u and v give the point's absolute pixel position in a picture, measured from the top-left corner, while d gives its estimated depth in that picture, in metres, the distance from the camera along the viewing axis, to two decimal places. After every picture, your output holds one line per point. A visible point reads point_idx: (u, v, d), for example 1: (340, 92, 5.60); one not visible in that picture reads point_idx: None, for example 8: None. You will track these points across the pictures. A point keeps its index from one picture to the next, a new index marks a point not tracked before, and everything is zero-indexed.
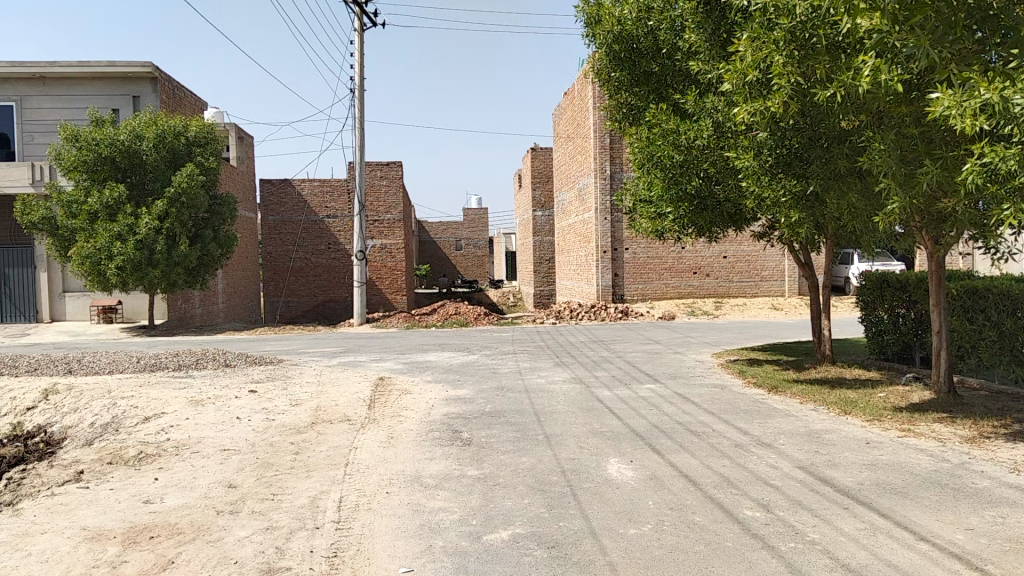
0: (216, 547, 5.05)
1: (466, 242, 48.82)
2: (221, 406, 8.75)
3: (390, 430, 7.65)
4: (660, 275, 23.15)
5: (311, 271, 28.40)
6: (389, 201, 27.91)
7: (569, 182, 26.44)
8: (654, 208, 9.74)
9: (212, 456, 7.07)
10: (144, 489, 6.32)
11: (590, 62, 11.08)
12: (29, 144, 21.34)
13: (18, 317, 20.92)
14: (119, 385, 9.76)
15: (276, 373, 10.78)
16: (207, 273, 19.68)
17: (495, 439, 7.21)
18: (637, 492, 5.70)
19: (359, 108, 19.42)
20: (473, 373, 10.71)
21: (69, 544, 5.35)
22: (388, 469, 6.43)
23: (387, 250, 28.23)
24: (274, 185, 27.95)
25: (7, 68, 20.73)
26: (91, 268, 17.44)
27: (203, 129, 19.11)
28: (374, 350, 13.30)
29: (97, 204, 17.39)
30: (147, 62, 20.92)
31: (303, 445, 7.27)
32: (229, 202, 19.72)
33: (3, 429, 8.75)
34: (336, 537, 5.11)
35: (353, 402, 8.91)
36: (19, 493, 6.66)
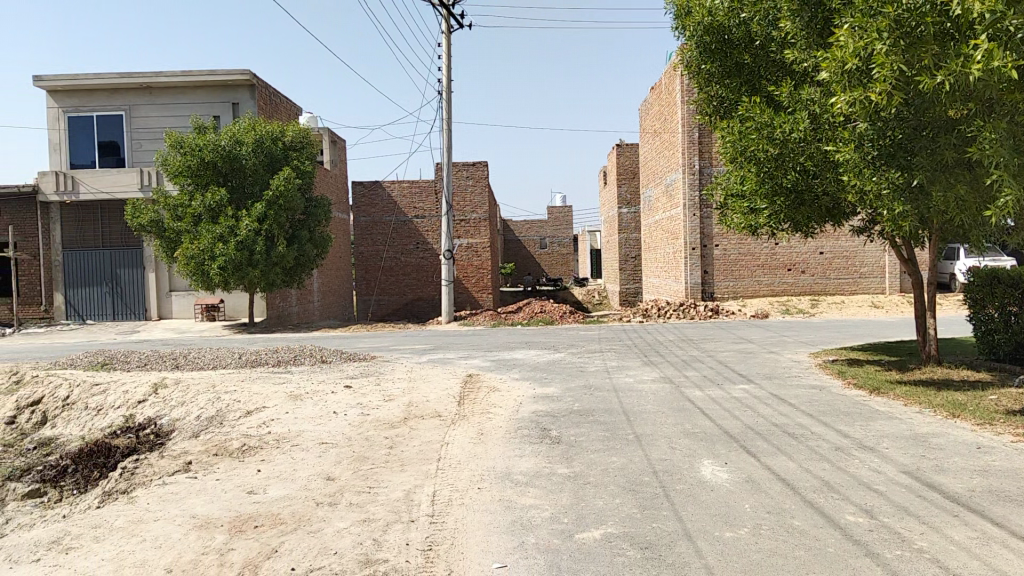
0: (316, 538, 5.23)
1: (550, 240, 48.91)
2: (319, 401, 9.02)
3: (480, 427, 7.72)
4: (751, 272, 22.59)
5: (400, 270, 28.98)
6: (475, 200, 28.18)
7: (656, 178, 26.09)
8: (747, 203, 9.49)
9: (311, 449, 7.30)
10: (248, 480, 6.59)
11: (679, 55, 10.89)
12: (137, 151, 22.57)
13: (129, 315, 22.18)
14: (223, 380, 10.20)
15: (369, 369, 11.05)
16: (303, 273, 20.36)
17: (584, 438, 7.18)
18: (732, 495, 5.57)
19: (447, 110, 19.68)
20: (561, 371, 10.69)
21: (180, 530, 5.63)
22: (480, 465, 6.50)
23: (473, 249, 28.54)
24: (365, 187, 28.68)
25: (118, 79, 21.97)
26: (195, 268, 18.29)
27: (298, 134, 19.79)
28: (463, 348, 13.46)
29: (201, 208, 18.22)
30: (245, 71, 21.87)
31: (396, 440, 7.43)
32: (323, 204, 20.36)
33: (117, 421, 9.24)
34: (431, 531, 5.20)
35: (443, 398, 9.03)
36: (133, 482, 7.06)
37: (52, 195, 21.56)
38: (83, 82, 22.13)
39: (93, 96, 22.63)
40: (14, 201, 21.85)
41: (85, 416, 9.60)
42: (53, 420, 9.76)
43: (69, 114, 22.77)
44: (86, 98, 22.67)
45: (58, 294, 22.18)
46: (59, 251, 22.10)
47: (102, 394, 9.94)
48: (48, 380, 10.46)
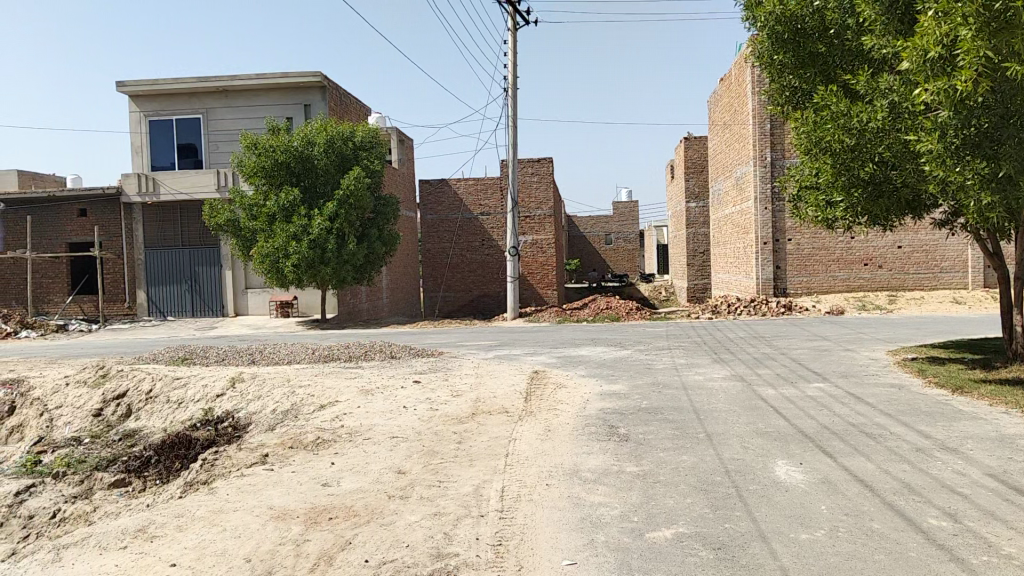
0: (388, 531, 5.32)
1: (616, 236, 48.64)
2: (389, 396, 9.18)
3: (548, 424, 7.72)
4: (826, 268, 21.98)
5: (466, 267, 29.22)
6: (540, 197, 28.19)
7: (726, 171, 25.61)
8: (823, 196, 9.23)
9: (382, 443, 7.43)
10: (322, 473, 6.75)
11: (750, 46, 10.67)
12: (215, 153, 23.36)
13: (207, 311, 22.95)
14: (297, 375, 10.47)
15: (437, 364, 11.19)
16: (373, 270, 20.74)
17: (653, 436, 7.11)
18: (808, 496, 5.44)
19: (512, 106, 19.73)
20: (628, 368, 10.60)
21: (259, 521, 5.80)
22: (548, 461, 6.51)
23: (538, 246, 28.56)
24: (431, 185, 29.04)
25: (195, 83, 22.73)
26: (270, 266, 18.78)
27: (367, 134, 20.15)
28: (529, 344, 13.49)
29: (275, 207, 18.71)
30: (315, 72, 22.38)
31: (465, 435, 7.49)
32: (391, 202, 20.68)
33: (196, 414, 9.57)
34: (501, 526, 5.23)
35: (511, 394, 9.06)
36: (213, 473, 7.33)
37: (134, 196, 22.50)
38: (163, 87, 22.94)
39: (172, 99, 23.45)
40: (100, 203, 22.90)
41: (167, 410, 9.96)
42: (137, 412, 10.16)
43: (149, 118, 23.60)
44: (165, 102, 23.49)
45: (140, 292, 23.10)
46: (141, 250, 23.00)
47: (182, 388, 10.30)
48: (132, 374, 10.88)
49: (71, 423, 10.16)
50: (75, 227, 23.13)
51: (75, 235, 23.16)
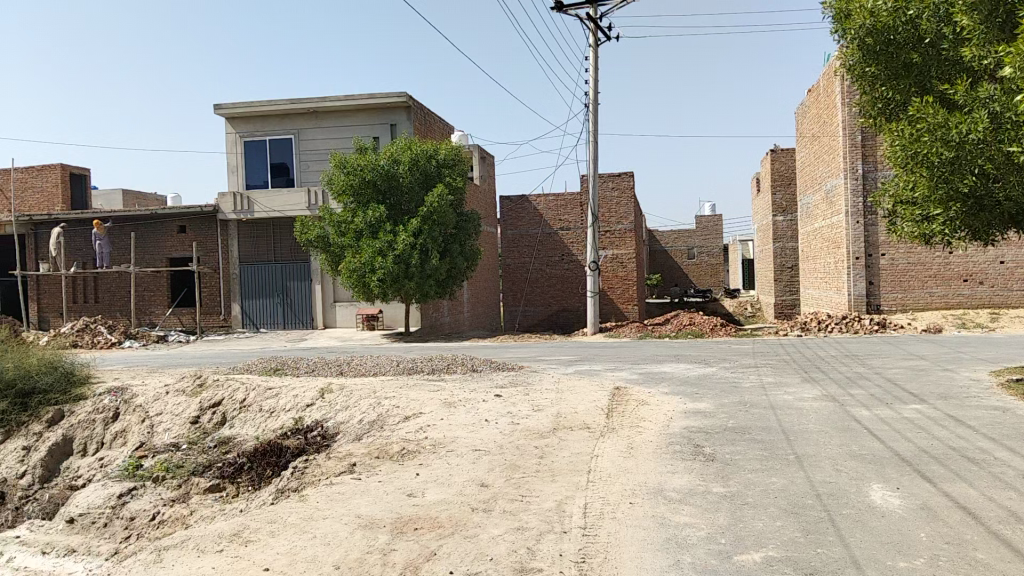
0: (472, 543, 5.38)
1: (699, 251, 47.91)
2: (471, 409, 9.27)
3: (631, 441, 7.65)
4: (922, 283, 21.09)
5: (546, 282, 29.30)
6: (621, 211, 28.06)
7: (815, 184, 24.90)
8: (919, 210, 8.92)
9: (465, 456, 7.52)
10: (407, 484, 6.88)
11: (839, 58, 10.39)
12: (305, 172, 24.22)
13: (297, 323, 23.72)
14: (383, 386, 10.71)
15: (517, 379, 11.25)
16: (455, 285, 21.03)
17: (741, 456, 6.96)
18: (906, 523, 5.22)
19: (594, 121, 19.74)
20: (713, 386, 10.41)
21: (347, 529, 5.96)
22: (632, 479, 6.44)
23: (619, 260, 28.40)
24: (512, 201, 29.30)
25: (287, 105, 23.65)
26: (357, 280, 19.28)
27: (450, 152, 20.47)
28: (611, 360, 13.40)
29: (362, 224, 19.22)
30: (401, 92, 22.96)
31: (547, 450, 7.50)
32: (473, 218, 20.94)
33: (287, 423, 9.89)
34: (584, 543, 5.21)
35: (592, 410, 9.03)
36: (304, 481, 7.62)
37: (230, 213, 23.49)
38: (257, 109, 23.92)
39: (265, 121, 24.43)
40: (198, 220, 24.04)
41: (259, 418, 10.32)
42: (232, 420, 10.56)
43: (245, 139, 24.63)
44: (259, 124, 24.49)
45: (234, 304, 24.07)
46: (235, 265, 23.97)
47: (274, 397, 10.66)
48: (227, 384, 11.32)
49: (171, 430, 10.64)
50: (175, 243, 24.34)
51: (175, 251, 24.37)
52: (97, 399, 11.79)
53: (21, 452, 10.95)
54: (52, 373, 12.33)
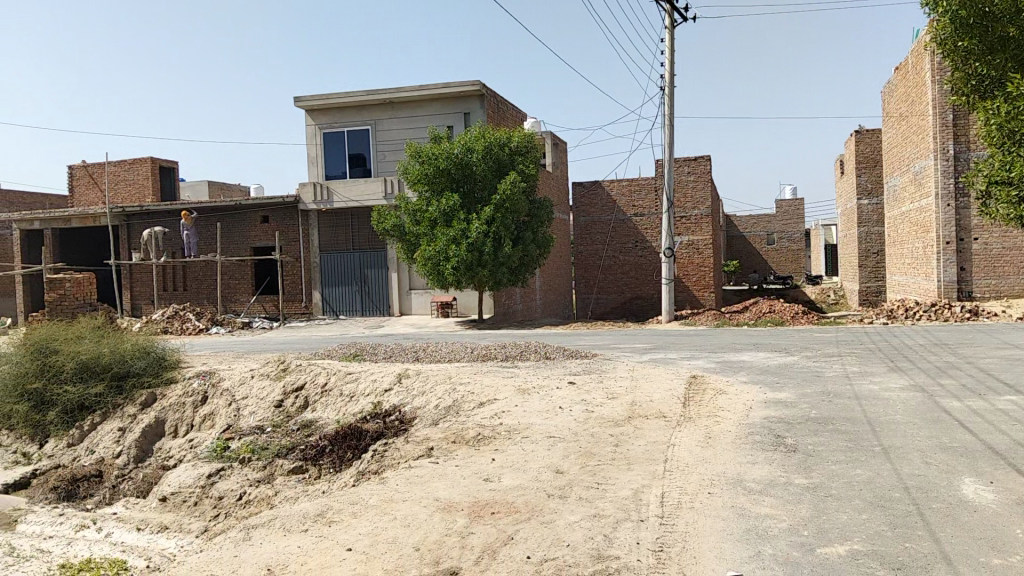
0: (549, 529, 5.42)
1: (779, 236, 46.69)
2: (546, 395, 9.31)
3: (709, 431, 7.54)
4: (1018, 269, 20.04)
5: (619, 269, 29.09)
6: (697, 196, 27.55)
7: (902, 166, 23.89)
8: (1015, 191, 8.42)
9: (540, 442, 7.56)
10: (483, 468, 6.97)
11: (930, 33, 9.91)
12: (382, 162, 24.64)
13: (375, 311, 24.24)
14: (458, 372, 10.85)
15: (591, 366, 11.22)
16: (528, 272, 21.10)
17: (824, 447, 6.79)
18: (1001, 518, 5.01)
19: (670, 105, 19.43)
20: (794, 376, 10.16)
21: (426, 512, 6.09)
22: (710, 469, 6.36)
23: (695, 247, 27.95)
24: (585, 187, 29.11)
25: (365, 96, 24.09)
26: (432, 268, 19.57)
27: (523, 139, 20.44)
28: (687, 348, 13.24)
29: (437, 212, 19.46)
30: (475, 80, 23.07)
31: (622, 439, 7.47)
32: (545, 206, 20.93)
33: (366, 407, 10.13)
34: (662, 532, 5.19)
35: (668, 399, 8.95)
36: (384, 464, 7.92)
37: (310, 204, 24.12)
38: (336, 100, 24.42)
39: (344, 113, 24.93)
40: (281, 210, 24.75)
41: (340, 402, 10.59)
42: (313, 404, 10.86)
43: (324, 130, 25.18)
44: (338, 115, 25.00)
45: (315, 292, 24.72)
46: (316, 254, 24.60)
47: (353, 382, 10.93)
48: (309, 369, 11.65)
49: (256, 413, 11.03)
50: (259, 232, 25.15)
51: (258, 240, 25.16)
52: (186, 383, 12.33)
53: (118, 433, 11.56)
54: (145, 358, 12.94)
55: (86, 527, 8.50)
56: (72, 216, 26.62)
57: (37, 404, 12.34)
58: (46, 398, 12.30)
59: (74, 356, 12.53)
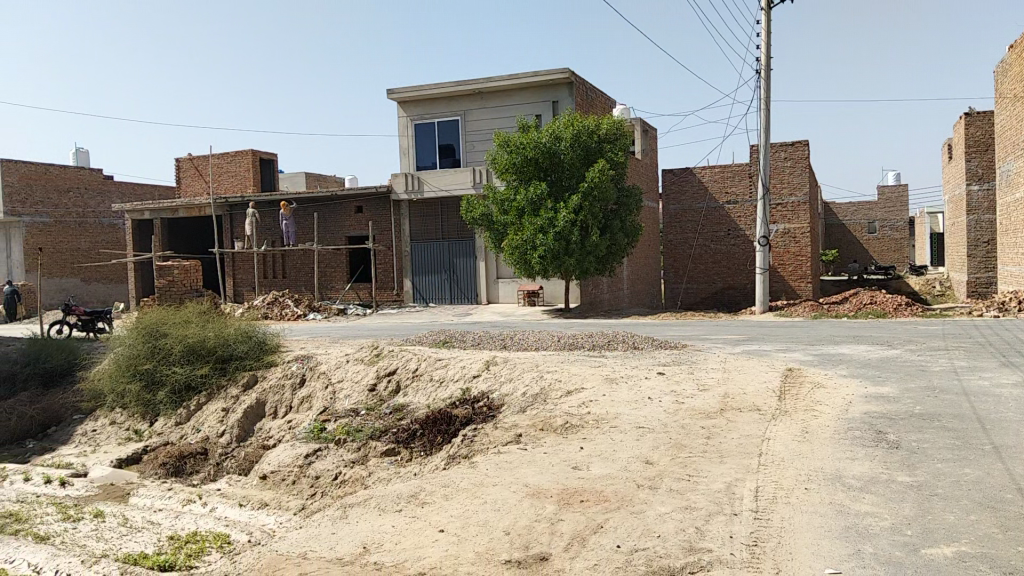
0: (639, 519, 5.41)
1: (881, 224, 44.79)
2: (633, 385, 9.26)
3: (805, 425, 7.34)
4: None
5: (710, 258, 28.57)
6: (794, 183, 26.71)
7: (1016, 150, 22.54)
8: None
9: (629, 432, 7.53)
10: (572, 456, 7.00)
11: None
12: (471, 152, 24.90)
13: (463, 299, 24.60)
14: (545, 360, 10.90)
15: (681, 357, 11.06)
16: (615, 261, 20.96)
17: (928, 444, 6.52)
18: None
19: (765, 88, 18.87)
20: (897, 370, 9.76)
21: (516, 497, 6.18)
22: (806, 464, 6.20)
23: (790, 235, 27.15)
24: (676, 174, 28.62)
25: (455, 87, 24.41)
26: (519, 257, 19.72)
27: (612, 126, 20.23)
28: (782, 340, 12.90)
29: (524, 201, 19.55)
30: (564, 68, 22.99)
31: (714, 431, 7.35)
32: (634, 194, 20.72)
33: (455, 393, 10.31)
34: (756, 526, 5.11)
35: (763, 392, 8.75)
36: (474, 449, 8.08)
37: (402, 194, 24.64)
38: (427, 92, 24.85)
39: (434, 104, 25.30)
40: (373, 200, 25.37)
41: (430, 387, 10.80)
42: (405, 388, 11.10)
43: (415, 121, 25.65)
44: (428, 106, 25.39)
45: (405, 280, 25.27)
46: (407, 243, 25.14)
47: (443, 368, 11.14)
48: (400, 354, 11.91)
49: (351, 396, 11.36)
50: (353, 222, 25.84)
51: (352, 230, 25.88)
52: (285, 366, 12.82)
53: (222, 413, 12.17)
54: (247, 342, 13.52)
55: (192, 502, 9.01)
56: (179, 207, 27.99)
57: (149, 384, 13.10)
58: (157, 378, 13.04)
59: (182, 340, 13.26)
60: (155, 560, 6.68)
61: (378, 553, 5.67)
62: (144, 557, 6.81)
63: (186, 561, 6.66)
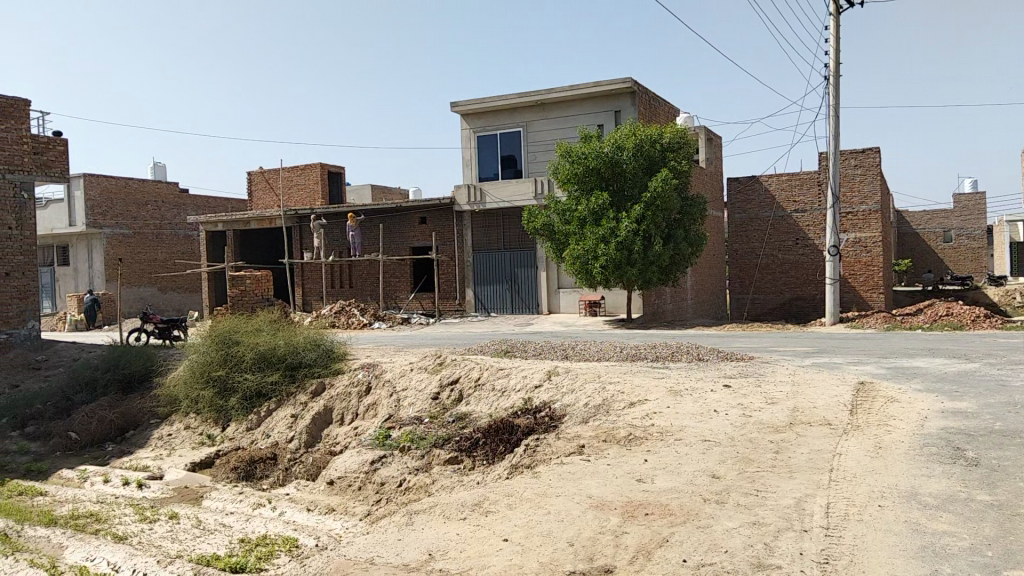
0: (706, 533, 5.36)
1: (957, 233, 43.27)
2: (699, 398, 9.15)
3: (878, 440, 7.16)
4: None
5: (778, 268, 28.01)
6: (865, 190, 26.00)
7: None
8: None
9: (694, 445, 7.46)
10: (636, 469, 6.97)
11: None
12: (533, 163, 25.04)
13: (525, 309, 24.70)
14: (607, 371, 10.87)
15: (748, 369, 10.88)
16: (679, 271, 20.74)
17: (1010, 462, 6.27)
18: None
19: (834, 94, 18.46)
20: (976, 384, 9.39)
21: (579, 508, 6.19)
22: (880, 481, 6.05)
23: (862, 244, 26.44)
24: (741, 182, 28.19)
25: (517, 99, 24.62)
26: (581, 267, 19.72)
27: (676, 135, 20.04)
28: (853, 352, 12.56)
29: (586, 211, 19.56)
30: (626, 78, 22.94)
31: (783, 446, 7.22)
32: (699, 202, 20.48)
33: (517, 403, 10.35)
34: (827, 543, 5.01)
35: (833, 405, 8.54)
36: (536, 459, 8.13)
37: (465, 205, 24.93)
38: (490, 104, 25.13)
39: (496, 116, 25.55)
40: (437, 211, 25.71)
41: (492, 397, 10.86)
42: (467, 397, 11.20)
43: (477, 133, 25.95)
44: (491, 119, 25.65)
45: (468, 290, 25.50)
46: (470, 253, 25.38)
47: (505, 377, 11.19)
48: (463, 363, 12.04)
49: (414, 404, 11.52)
50: (417, 232, 26.24)
51: (416, 240, 26.26)
52: (352, 374, 13.10)
53: (291, 419, 12.49)
54: (315, 350, 13.88)
55: (262, 506, 9.27)
56: (251, 218, 28.85)
57: (221, 390, 13.54)
58: (229, 385, 13.48)
59: (254, 348, 13.72)
60: (226, 562, 6.90)
61: (443, 560, 5.75)
62: (216, 559, 7.04)
63: (256, 564, 6.86)
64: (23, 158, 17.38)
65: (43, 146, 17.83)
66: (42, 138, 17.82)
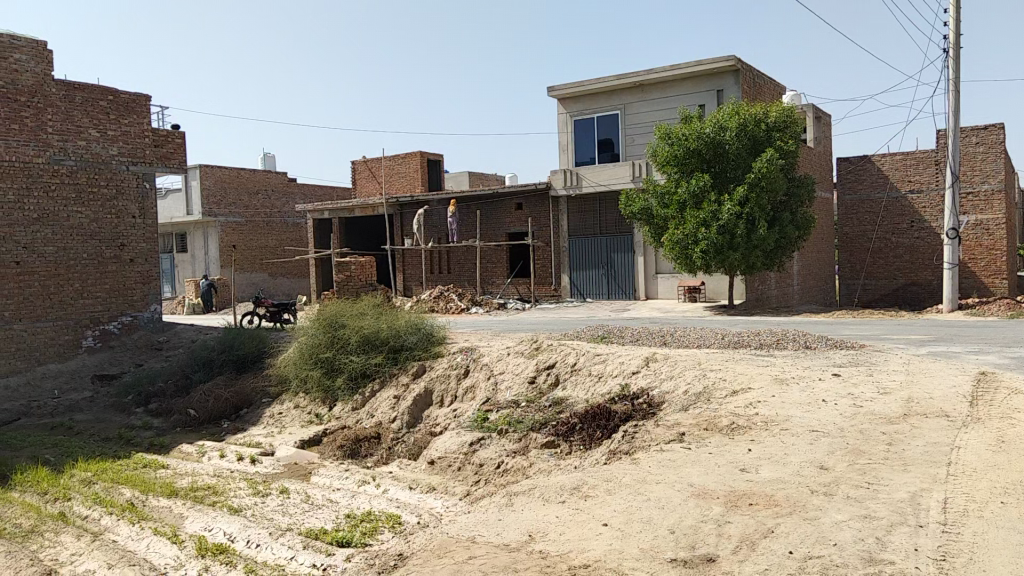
0: (813, 525, 5.23)
1: None
2: (806, 387, 8.88)
3: (1001, 434, 6.77)
4: None
5: (891, 252, 26.75)
6: (988, 169, 24.43)
7: None
8: None
9: (801, 436, 7.25)
10: (739, 458, 6.85)
11: None
12: (631, 146, 24.74)
13: (621, 294, 24.53)
14: (708, 358, 10.69)
15: (859, 358, 10.47)
16: (784, 255, 20.09)
17: None
18: None
19: (954, 67, 17.40)
20: None
21: (680, 496, 6.14)
22: (1003, 476, 5.73)
23: (983, 227, 24.88)
24: (852, 162, 27.00)
25: (615, 81, 24.36)
26: (681, 252, 19.37)
27: (782, 114, 19.38)
28: (974, 341, 11.88)
29: (686, 194, 19.19)
30: (729, 56, 22.30)
31: (897, 438, 6.93)
32: (805, 184, 19.79)
33: (614, 389, 10.33)
34: (944, 540, 4.80)
35: (951, 397, 8.12)
36: (635, 445, 8.11)
37: (561, 189, 24.92)
38: (588, 88, 24.98)
39: (594, 99, 25.38)
40: (534, 197, 25.79)
41: (590, 382, 10.87)
42: (564, 382, 11.25)
43: (575, 118, 25.86)
44: (588, 102, 25.50)
45: (564, 275, 25.50)
46: (566, 238, 25.36)
47: (603, 363, 11.17)
48: (560, 348, 12.08)
49: (512, 387, 11.67)
50: (513, 218, 26.42)
51: (513, 225, 26.45)
52: (452, 357, 13.38)
53: (394, 400, 12.87)
54: (416, 334, 14.26)
55: (367, 483, 9.63)
56: (355, 206, 29.72)
57: (329, 371, 14.09)
58: (336, 366, 14.02)
59: (360, 331, 14.21)
60: (334, 536, 7.22)
61: (543, 542, 5.85)
62: (324, 532, 7.38)
63: (362, 539, 7.15)
64: (145, 151, 18.51)
65: (162, 138, 18.95)
66: (162, 132, 18.91)
